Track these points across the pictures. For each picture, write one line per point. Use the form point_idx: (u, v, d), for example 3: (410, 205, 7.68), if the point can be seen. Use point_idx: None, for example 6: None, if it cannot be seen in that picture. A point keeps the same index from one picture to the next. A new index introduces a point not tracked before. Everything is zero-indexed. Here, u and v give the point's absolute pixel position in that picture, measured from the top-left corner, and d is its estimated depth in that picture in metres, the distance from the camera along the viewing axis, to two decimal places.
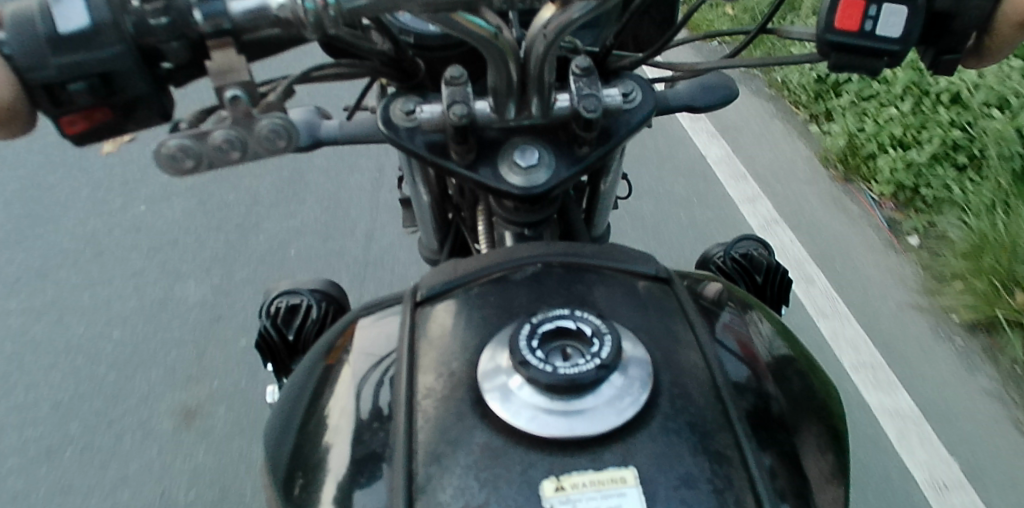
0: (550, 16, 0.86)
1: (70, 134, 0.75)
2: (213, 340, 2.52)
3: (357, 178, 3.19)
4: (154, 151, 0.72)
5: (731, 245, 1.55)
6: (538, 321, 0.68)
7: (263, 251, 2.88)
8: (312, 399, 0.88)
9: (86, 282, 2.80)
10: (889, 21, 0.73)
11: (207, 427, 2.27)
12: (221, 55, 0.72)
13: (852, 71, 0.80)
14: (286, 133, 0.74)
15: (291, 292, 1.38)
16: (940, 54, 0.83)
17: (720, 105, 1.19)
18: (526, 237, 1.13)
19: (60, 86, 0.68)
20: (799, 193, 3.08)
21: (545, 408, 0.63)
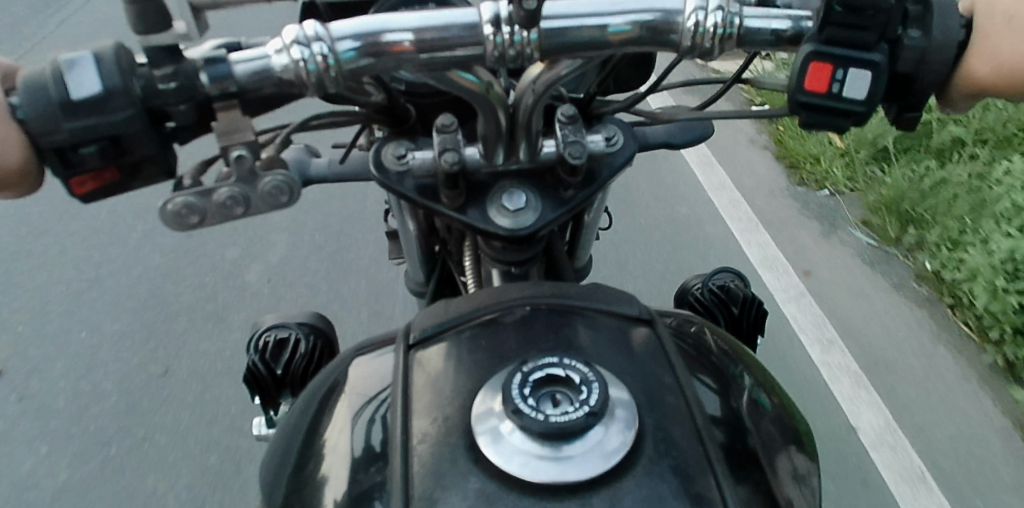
0: (538, 72, 0.91)
1: (79, 194, 0.78)
2: (209, 368, 2.58)
3: (349, 213, 3.29)
4: (160, 208, 0.76)
5: (708, 277, 1.62)
6: (528, 369, 0.72)
7: (256, 278, 2.95)
8: (305, 439, 0.90)
9: (77, 307, 2.84)
10: (855, 84, 0.77)
11: (197, 449, 2.30)
12: (226, 115, 0.77)
13: (822, 128, 0.84)
14: (287, 188, 0.79)
15: (280, 325, 1.40)
16: (903, 111, 0.88)
17: (695, 142, 1.24)
18: (512, 274, 1.17)
19: (72, 149, 0.72)
20: (784, 220, 3.26)
21: (536, 454, 0.66)
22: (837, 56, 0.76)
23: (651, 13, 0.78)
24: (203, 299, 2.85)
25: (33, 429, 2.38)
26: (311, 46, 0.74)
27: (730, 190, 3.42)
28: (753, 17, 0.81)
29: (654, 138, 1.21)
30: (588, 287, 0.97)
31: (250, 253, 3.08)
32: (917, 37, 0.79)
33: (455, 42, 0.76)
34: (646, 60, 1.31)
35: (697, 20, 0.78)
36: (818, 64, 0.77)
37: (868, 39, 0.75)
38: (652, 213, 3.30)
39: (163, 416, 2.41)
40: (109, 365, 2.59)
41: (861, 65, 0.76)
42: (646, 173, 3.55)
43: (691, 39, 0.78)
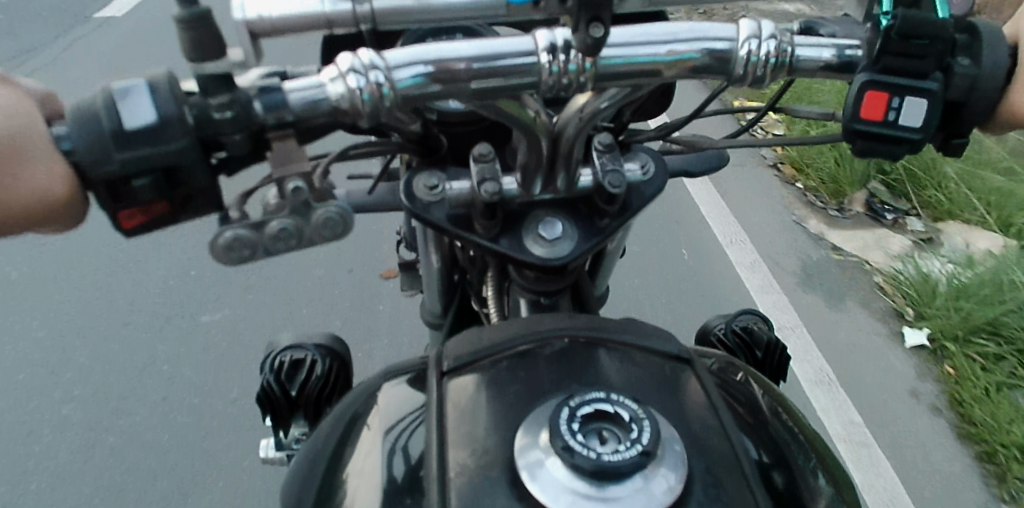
0: (584, 102, 0.91)
1: (126, 228, 0.71)
2: (219, 398, 2.62)
3: (366, 245, 3.33)
4: (209, 243, 0.70)
5: (731, 318, 1.57)
6: (575, 404, 0.69)
7: (274, 310, 2.99)
8: (331, 460, 0.86)
9: (97, 331, 2.90)
10: (910, 112, 0.79)
11: (206, 483, 2.35)
12: (282, 146, 0.71)
13: (875, 156, 0.85)
14: (344, 221, 0.72)
15: (296, 346, 1.37)
16: (949, 137, 0.88)
17: (707, 172, 1.25)
18: (541, 305, 1.14)
19: (123, 180, 0.66)
20: (789, 249, 3.30)
21: (584, 493, 0.63)
22: (895, 85, 0.78)
23: (723, 43, 0.78)
24: (219, 328, 2.90)
25: (51, 452, 2.45)
26: (368, 74, 0.70)
27: (730, 223, 3.48)
28: (804, 46, 0.81)
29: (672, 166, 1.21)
30: (620, 320, 0.95)
31: (268, 282, 3.13)
32: (967, 65, 0.80)
33: (510, 70, 0.73)
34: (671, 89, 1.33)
35: (750, 48, 0.78)
36: (874, 92, 0.79)
37: (925, 68, 0.78)
38: (668, 249, 3.32)
39: (180, 444, 2.47)
40: (125, 391, 2.65)
41: (916, 94, 0.79)
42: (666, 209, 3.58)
43: (744, 67, 0.78)
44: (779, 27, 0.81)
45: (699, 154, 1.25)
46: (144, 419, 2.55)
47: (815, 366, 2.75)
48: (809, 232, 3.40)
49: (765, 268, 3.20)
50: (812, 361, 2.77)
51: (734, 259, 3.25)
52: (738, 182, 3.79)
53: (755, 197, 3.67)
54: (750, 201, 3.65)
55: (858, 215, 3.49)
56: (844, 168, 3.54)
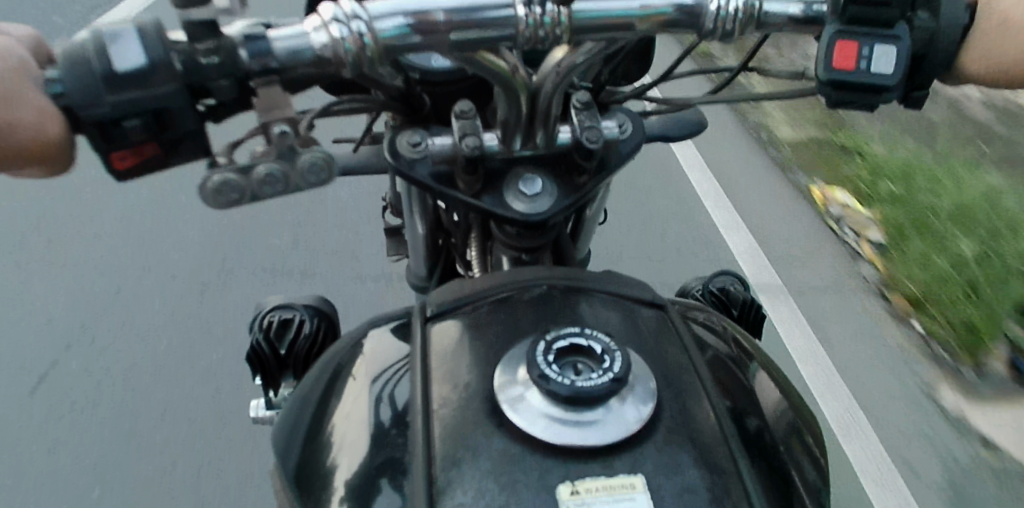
0: (561, 57, 0.93)
1: (118, 170, 0.74)
2: (208, 368, 2.64)
3: (353, 217, 3.34)
4: (198, 186, 0.73)
5: (709, 279, 1.64)
6: (552, 338, 0.73)
7: (261, 280, 3.01)
8: (319, 403, 0.89)
9: (82, 298, 2.90)
10: (880, 60, 0.80)
11: (195, 451, 2.38)
12: (267, 92, 0.75)
13: (845, 106, 0.87)
14: (327, 165, 0.76)
15: (285, 306, 1.40)
16: (910, 91, 0.91)
17: (688, 136, 1.27)
18: (523, 261, 1.19)
19: (115, 122, 0.68)
20: (779, 221, 3.40)
21: (559, 418, 0.67)
22: (862, 35, 0.80)
23: None
24: (206, 298, 2.92)
25: (39, 418, 2.47)
26: (350, 24, 0.73)
27: (720, 196, 3.55)
28: (772, 1, 0.83)
29: (651, 129, 1.23)
30: (600, 272, 0.98)
31: (254, 253, 3.13)
32: (927, 18, 0.83)
33: (488, 22, 0.75)
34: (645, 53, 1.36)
35: (720, 4, 0.80)
36: (843, 42, 0.80)
37: (889, 14, 0.81)
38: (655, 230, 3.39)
39: (167, 414, 2.48)
40: (110, 361, 2.66)
41: (884, 41, 0.81)
42: (652, 187, 3.65)
43: (715, 22, 0.81)
44: None
45: (679, 117, 1.27)
46: (131, 390, 2.55)
47: (801, 336, 2.85)
48: (940, 405, 2.57)
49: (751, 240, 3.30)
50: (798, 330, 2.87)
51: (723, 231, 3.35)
52: (733, 155, 3.85)
53: (744, 171, 3.73)
54: (740, 174, 3.72)
55: (1002, 380, 2.64)
56: (976, 311, 2.72)
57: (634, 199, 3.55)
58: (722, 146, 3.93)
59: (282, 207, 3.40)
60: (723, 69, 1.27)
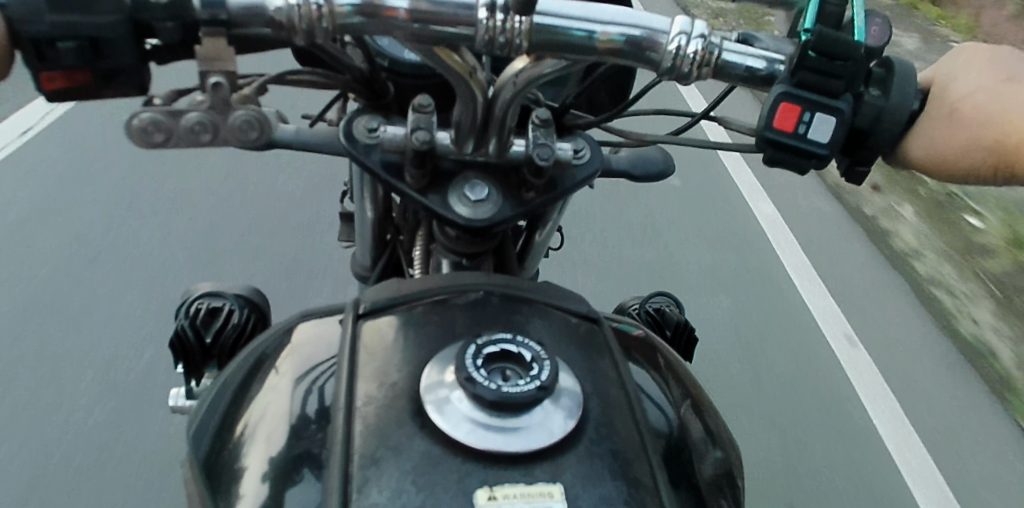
0: (521, 67, 0.90)
1: (46, 91, 0.70)
2: (135, 338, 2.52)
3: (308, 201, 3.27)
4: (124, 122, 0.70)
5: (645, 299, 1.68)
6: (482, 343, 0.73)
7: (201, 256, 2.91)
8: (238, 392, 0.86)
9: (9, 264, 2.79)
10: (819, 128, 0.81)
11: (107, 424, 2.24)
12: (211, 42, 0.72)
13: (783, 167, 0.88)
14: (259, 124, 0.73)
15: (214, 294, 1.36)
16: (854, 164, 0.92)
17: (654, 179, 1.26)
18: (463, 266, 1.18)
19: (49, 43, 0.65)
20: (821, 240, 3.76)
21: (482, 422, 0.67)
22: (808, 100, 0.80)
23: (638, 29, 0.81)
24: (143, 270, 2.80)
25: None
26: None
27: (772, 213, 3.90)
28: (731, 51, 0.84)
29: (616, 165, 1.24)
30: (538, 282, 0.99)
31: (197, 232, 3.03)
32: (877, 96, 0.84)
33: (450, 20, 0.75)
34: (619, 89, 1.42)
35: (679, 44, 0.81)
36: (786, 104, 0.81)
37: (837, 87, 0.80)
38: (615, 235, 3.51)
39: (81, 385, 2.35)
40: (32, 326, 2.53)
41: (826, 111, 0.81)
42: (614, 198, 3.77)
43: (673, 60, 0.81)
44: (711, 27, 0.84)
45: (643, 154, 1.27)
46: (48, 359, 2.42)
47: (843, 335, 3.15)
48: None
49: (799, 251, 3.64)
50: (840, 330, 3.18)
51: (774, 241, 3.68)
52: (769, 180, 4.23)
53: (789, 196, 4.11)
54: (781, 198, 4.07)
55: None
56: None
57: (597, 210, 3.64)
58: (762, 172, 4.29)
59: (234, 187, 3.32)
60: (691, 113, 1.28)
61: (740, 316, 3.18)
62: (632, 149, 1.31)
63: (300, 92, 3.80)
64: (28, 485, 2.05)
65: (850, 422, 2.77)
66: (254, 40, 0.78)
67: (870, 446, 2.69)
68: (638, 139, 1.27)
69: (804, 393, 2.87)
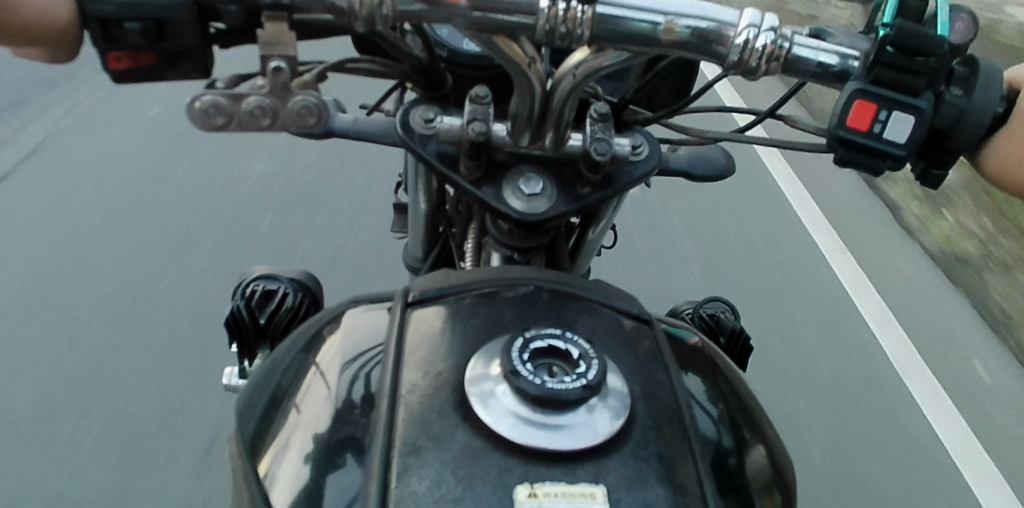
0: (581, 59, 0.88)
1: (112, 70, 0.72)
2: (196, 318, 2.62)
3: (365, 191, 3.34)
4: (187, 104, 0.72)
5: (701, 304, 1.64)
6: (531, 337, 0.72)
7: (260, 242, 3.00)
8: (286, 374, 0.88)
9: (82, 240, 2.92)
10: (897, 127, 0.77)
11: (166, 398, 2.33)
12: (272, 26, 0.71)
13: (856, 168, 0.83)
14: (317, 110, 0.74)
15: (270, 277, 1.38)
16: (929, 168, 0.87)
17: (714, 179, 1.22)
18: (514, 261, 1.17)
19: (116, 23, 0.67)
20: (888, 249, 3.61)
21: (526, 418, 0.66)
22: (884, 97, 0.75)
23: (705, 21, 0.77)
24: (206, 252, 2.91)
25: (22, 345, 2.46)
26: None
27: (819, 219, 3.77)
28: (803, 45, 0.81)
29: (675, 162, 1.20)
30: (590, 280, 0.97)
31: (258, 217, 3.13)
32: (959, 95, 0.78)
33: (510, 8, 0.74)
34: (684, 85, 1.38)
35: (747, 37, 0.77)
36: (863, 102, 0.76)
37: (917, 84, 0.75)
38: (670, 238, 3.44)
39: (145, 360, 2.45)
40: (102, 301, 2.66)
41: (905, 110, 0.76)
42: (671, 200, 3.70)
43: (739, 54, 0.78)
44: (781, 20, 0.80)
45: (705, 154, 1.23)
46: (114, 333, 2.53)
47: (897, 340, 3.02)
48: None
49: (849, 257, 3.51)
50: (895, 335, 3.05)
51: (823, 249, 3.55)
52: (834, 187, 4.08)
53: (856, 204, 3.96)
54: (846, 207, 3.93)
55: None
56: None
57: (652, 212, 3.58)
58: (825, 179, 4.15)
59: (294, 175, 3.41)
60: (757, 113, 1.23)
61: (797, 327, 3.06)
62: (693, 147, 1.27)
63: (361, 85, 3.86)
64: (92, 453, 2.15)
65: (914, 440, 2.63)
66: (316, 25, 0.78)
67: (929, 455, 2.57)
68: (701, 135, 1.24)
69: (865, 409, 2.73)
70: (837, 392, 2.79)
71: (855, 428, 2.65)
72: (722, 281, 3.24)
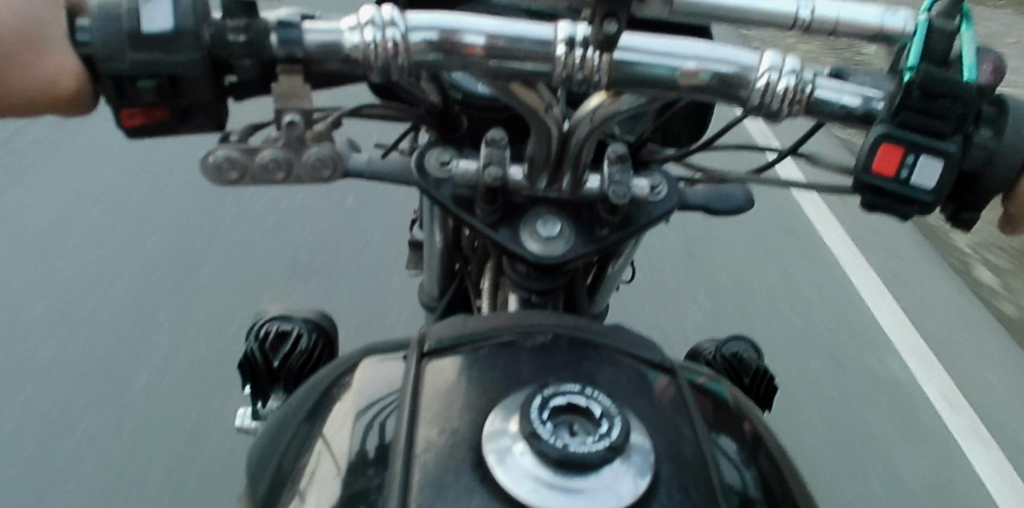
0: (598, 103, 0.87)
1: (126, 127, 0.72)
2: (211, 352, 2.62)
3: (380, 226, 3.35)
4: (201, 159, 0.73)
5: (724, 343, 1.59)
6: (549, 394, 0.69)
7: (276, 277, 3.01)
8: (302, 427, 0.86)
9: (101, 271, 2.94)
10: (925, 171, 0.74)
11: (179, 436, 2.32)
12: (287, 81, 0.72)
13: (883, 212, 0.80)
14: (331, 162, 0.74)
15: (284, 318, 1.37)
16: (960, 210, 0.83)
17: (733, 215, 1.19)
18: (532, 302, 1.15)
19: (131, 80, 0.67)
20: (908, 279, 3.55)
21: (546, 481, 0.63)
22: (911, 142, 0.72)
23: (725, 65, 0.76)
24: (223, 287, 2.92)
25: (39, 379, 2.46)
26: (385, 30, 0.70)
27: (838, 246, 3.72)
28: (825, 88, 0.79)
29: (693, 199, 1.17)
30: (609, 326, 0.94)
31: (273, 251, 3.14)
32: (988, 136, 0.75)
33: (526, 55, 0.73)
34: (700, 121, 1.36)
35: (769, 79, 0.76)
36: (888, 146, 0.73)
37: (943, 128, 0.72)
38: (686, 270, 3.40)
39: (160, 393, 2.45)
40: (118, 332, 2.66)
41: (933, 153, 0.73)
42: (687, 230, 3.67)
43: (761, 97, 0.76)
44: (802, 63, 0.78)
45: (723, 191, 1.20)
46: (130, 366, 2.53)
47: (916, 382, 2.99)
48: None
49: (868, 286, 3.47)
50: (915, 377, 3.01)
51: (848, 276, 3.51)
52: (852, 218, 4.03)
53: (875, 236, 3.91)
54: (865, 238, 3.88)
55: None
56: None
57: (669, 242, 3.55)
58: (844, 207, 4.09)
59: (310, 208, 3.43)
60: (775, 148, 1.21)
61: (815, 364, 3.02)
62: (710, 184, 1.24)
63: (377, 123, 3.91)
64: (107, 492, 2.14)
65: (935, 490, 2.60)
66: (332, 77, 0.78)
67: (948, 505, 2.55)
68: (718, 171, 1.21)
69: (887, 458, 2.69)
70: (852, 433, 2.77)
71: (875, 473, 2.62)
72: (739, 316, 3.21)
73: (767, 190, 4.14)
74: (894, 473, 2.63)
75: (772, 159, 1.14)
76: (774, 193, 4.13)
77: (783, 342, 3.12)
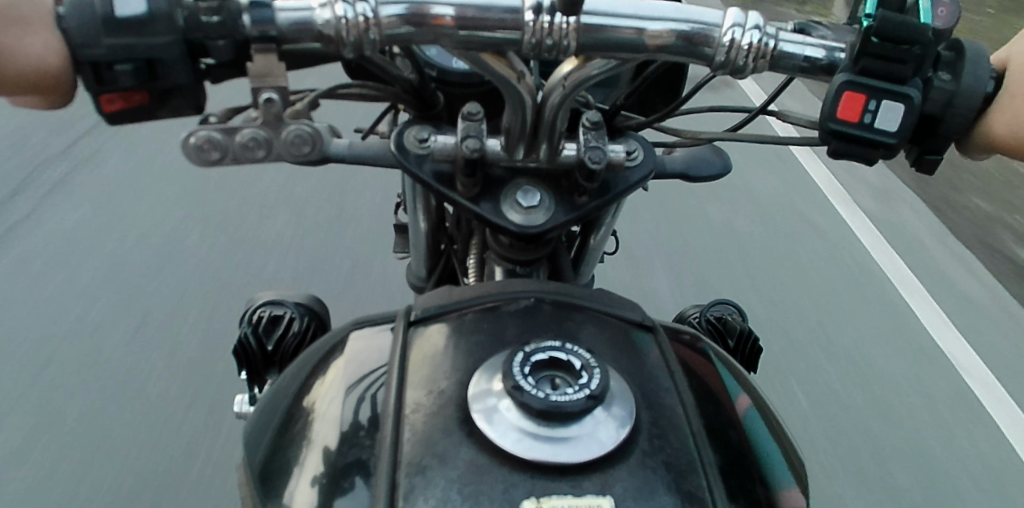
0: (569, 70, 0.89)
1: (106, 112, 0.73)
2: (204, 342, 2.62)
3: (366, 211, 3.36)
4: (181, 140, 0.73)
5: (707, 308, 1.62)
6: (532, 350, 0.72)
7: (266, 265, 3.01)
8: (294, 399, 0.88)
9: (88, 266, 2.93)
10: (887, 116, 0.76)
11: (175, 423, 2.32)
12: (262, 59, 0.72)
13: (850, 158, 0.83)
14: (312, 138, 0.75)
15: (275, 303, 1.39)
16: (923, 153, 0.86)
17: (711, 179, 1.21)
18: (517, 274, 1.17)
19: (107, 66, 0.68)
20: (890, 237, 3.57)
21: (531, 432, 0.66)
22: (873, 87, 0.75)
23: (689, 24, 0.78)
24: (212, 277, 2.92)
25: (32, 374, 2.45)
26: (355, 6, 0.71)
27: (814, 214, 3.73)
28: (788, 41, 0.81)
29: (670, 165, 1.20)
30: (592, 290, 0.96)
31: (262, 240, 3.15)
32: (946, 80, 0.78)
33: (496, 25, 0.74)
34: (672, 88, 1.38)
35: (733, 37, 0.78)
36: (851, 93, 0.76)
37: (903, 72, 0.75)
38: (675, 239, 3.42)
39: (155, 383, 2.45)
40: (109, 325, 2.65)
41: (894, 98, 0.76)
42: (674, 203, 3.68)
43: (726, 54, 0.78)
44: (765, 18, 0.80)
45: (697, 154, 1.23)
46: (124, 358, 2.53)
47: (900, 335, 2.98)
48: None
49: (846, 251, 3.48)
50: (901, 331, 3.01)
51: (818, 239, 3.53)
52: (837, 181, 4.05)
53: (861, 196, 3.92)
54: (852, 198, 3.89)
55: None
56: None
57: (657, 215, 3.56)
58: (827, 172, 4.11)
59: (296, 196, 3.42)
60: (746, 110, 1.24)
61: (808, 323, 3.03)
62: (685, 149, 1.27)
63: (359, 108, 3.90)
64: (106, 478, 2.14)
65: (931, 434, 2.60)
66: (308, 58, 0.78)
67: (943, 448, 2.55)
68: (694, 139, 1.24)
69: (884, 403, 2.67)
70: (857, 385, 2.76)
71: (877, 424, 2.62)
72: (729, 280, 3.22)
73: (752, 160, 4.16)
74: (897, 423, 2.64)
75: (745, 119, 1.16)
76: (759, 161, 4.15)
77: (774, 302, 3.13)
